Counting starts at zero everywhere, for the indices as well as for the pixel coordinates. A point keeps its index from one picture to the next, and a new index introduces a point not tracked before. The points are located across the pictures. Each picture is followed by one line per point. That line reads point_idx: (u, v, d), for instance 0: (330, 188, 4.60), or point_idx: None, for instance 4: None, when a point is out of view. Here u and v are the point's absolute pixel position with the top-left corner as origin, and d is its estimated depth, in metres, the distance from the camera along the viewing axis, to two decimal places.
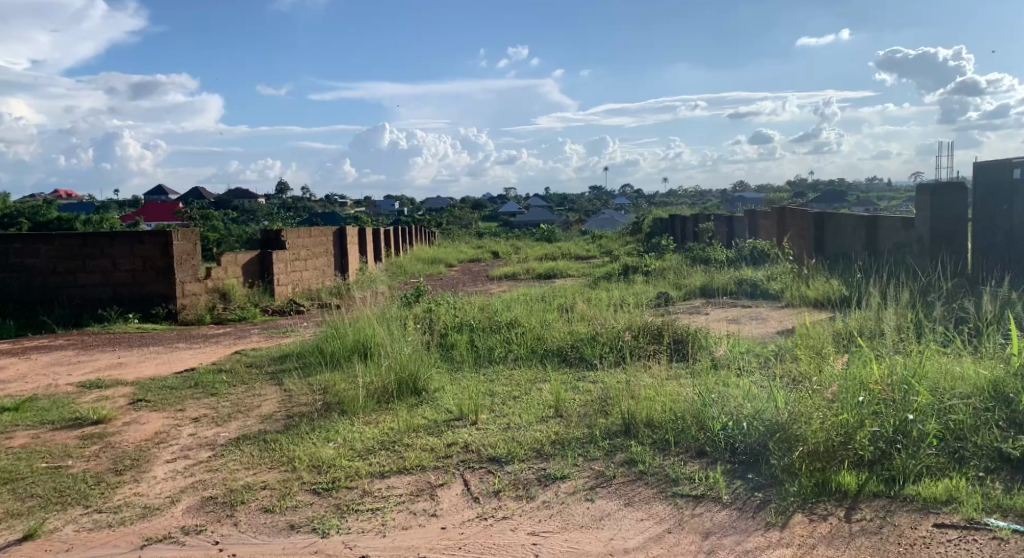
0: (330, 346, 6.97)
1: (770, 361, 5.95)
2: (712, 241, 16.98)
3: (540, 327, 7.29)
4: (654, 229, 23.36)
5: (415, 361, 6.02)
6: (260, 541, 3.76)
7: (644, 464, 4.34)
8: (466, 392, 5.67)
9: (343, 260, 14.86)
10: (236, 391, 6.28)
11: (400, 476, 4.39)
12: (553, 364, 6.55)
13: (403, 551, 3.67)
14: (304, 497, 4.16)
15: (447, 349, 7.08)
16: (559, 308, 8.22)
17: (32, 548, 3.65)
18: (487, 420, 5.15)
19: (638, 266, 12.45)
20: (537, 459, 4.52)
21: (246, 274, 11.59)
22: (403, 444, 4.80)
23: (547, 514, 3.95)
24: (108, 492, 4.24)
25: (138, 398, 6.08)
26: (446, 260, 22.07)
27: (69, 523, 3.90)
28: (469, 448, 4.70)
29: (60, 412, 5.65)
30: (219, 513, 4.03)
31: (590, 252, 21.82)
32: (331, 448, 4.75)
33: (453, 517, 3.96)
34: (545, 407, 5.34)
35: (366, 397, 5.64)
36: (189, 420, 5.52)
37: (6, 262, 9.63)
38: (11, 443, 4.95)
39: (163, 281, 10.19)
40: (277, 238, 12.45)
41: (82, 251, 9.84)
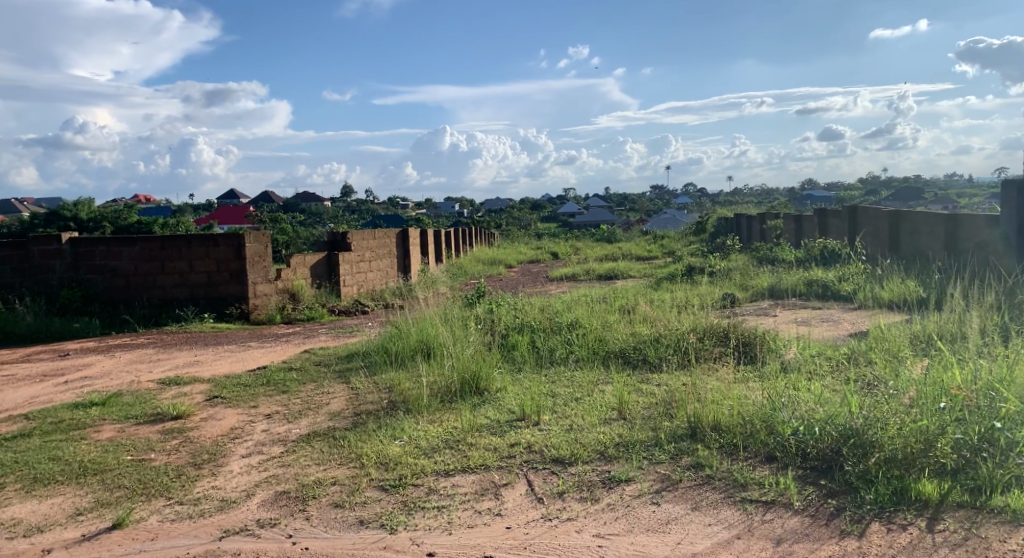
0: (395, 345, 7.08)
1: (842, 364, 5.78)
2: (779, 240, 16.62)
3: (602, 328, 7.26)
4: (718, 229, 22.99)
5: (478, 361, 6.07)
6: (331, 536, 3.85)
7: (712, 468, 4.27)
8: (528, 393, 5.69)
9: (406, 261, 15.09)
10: (305, 389, 6.45)
11: (464, 475, 4.44)
12: (616, 365, 6.53)
13: (470, 549, 3.72)
14: (372, 494, 4.25)
15: (510, 349, 7.13)
16: (622, 310, 8.17)
17: (120, 537, 3.82)
18: (550, 421, 5.16)
19: (702, 266, 12.25)
20: (600, 461, 4.51)
21: (314, 276, 11.88)
22: (467, 443, 4.84)
23: (612, 517, 3.93)
24: (188, 484, 4.41)
25: (214, 395, 6.30)
26: (507, 262, 22.16)
27: (153, 513, 4.07)
28: (532, 449, 4.71)
29: (143, 407, 5.90)
30: (292, 507, 4.14)
31: (652, 252, 21.60)
32: (397, 446, 4.84)
33: (518, 516, 3.98)
34: (608, 409, 5.31)
35: (430, 396, 5.72)
36: (262, 417, 5.69)
37: (92, 264, 10.09)
38: (98, 436, 5.20)
39: (237, 282, 10.54)
40: (343, 240, 12.73)
41: (161, 253, 10.25)
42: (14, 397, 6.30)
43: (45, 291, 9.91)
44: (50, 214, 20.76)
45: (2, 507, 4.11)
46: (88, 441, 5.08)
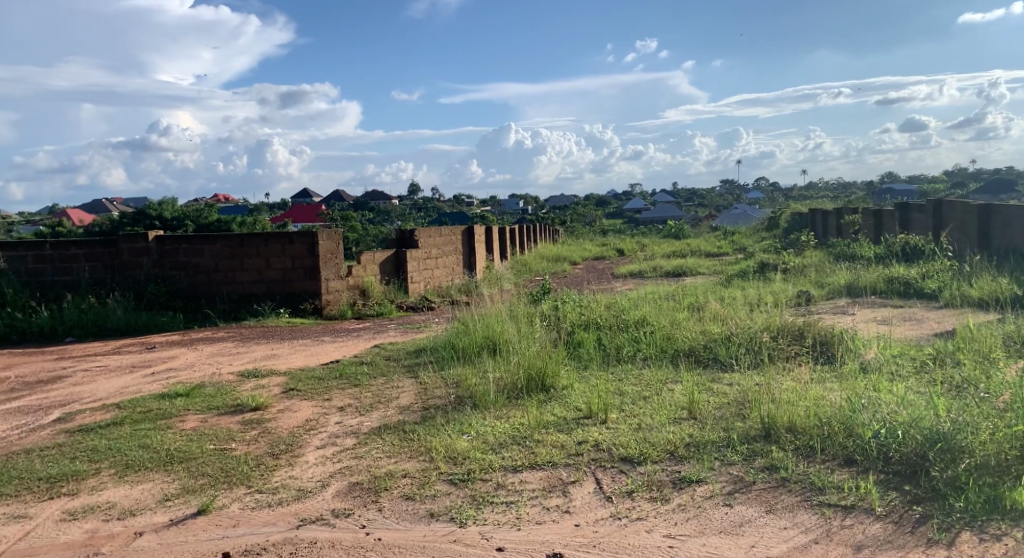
0: (462, 341, 7.15)
1: (926, 365, 5.55)
2: (858, 235, 16.06)
3: (671, 327, 7.16)
4: (792, 224, 22.35)
5: (545, 358, 6.06)
6: (402, 527, 3.92)
7: (787, 470, 4.16)
8: (595, 391, 5.65)
9: (472, 258, 15.22)
10: (376, 383, 6.57)
11: (532, 471, 4.45)
12: (685, 364, 6.42)
13: (539, 546, 3.72)
14: (442, 487, 4.30)
15: (576, 346, 7.10)
16: (691, 308, 8.04)
17: (205, 523, 3.98)
18: (617, 419, 5.12)
19: (775, 263, 11.94)
20: (670, 461, 4.45)
21: (383, 272, 12.10)
22: (535, 440, 4.85)
23: (684, 518, 3.87)
24: (267, 474, 4.55)
25: (290, 388, 6.49)
26: (573, 259, 22.08)
27: (235, 500, 4.22)
28: (600, 447, 4.68)
29: (224, 398, 6.12)
30: (365, 498, 4.23)
31: (722, 249, 21.16)
32: (465, 440, 4.88)
33: (587, 514, 3.97)
34: (677, 408, 5.23)
35: (497, 392, 5.76)
36: (335, 409, 5.83)
37: (176, 260, 10.51)
38: (183, 426, 5.42)
39: (310, 278, 10.83)
40: (411, 237, 12.93)
41: (240, 250, 10.60)
42: (107, 387, 6.62)
43: (134, 286, 10.36)
44: (136, 213, 21.68)
45: (98, 491, 4.32)
46: (174, 430, 5.30)
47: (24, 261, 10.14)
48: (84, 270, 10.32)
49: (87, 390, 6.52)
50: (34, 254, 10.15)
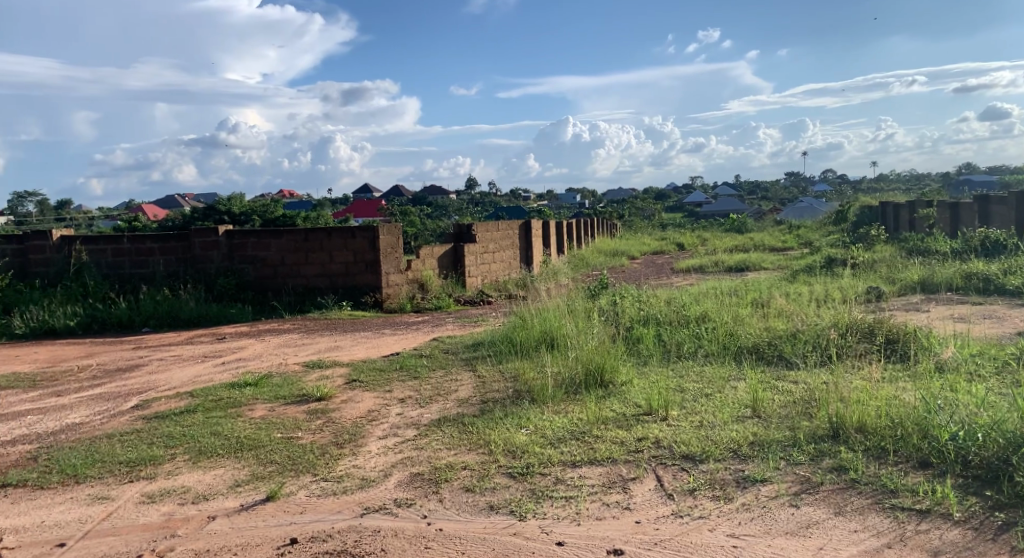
0: (520, 335, 7.16)
1: (1007, 366, 5.33)
2: (933, 229, 15.49)
3: (733, 323, 7.04)
4: (860, 217, 21.67)
5: (603, 353, 6.02)
6: (463, 519, 3.96)
7: (857, 472, 4.04)
8: (655, 387, 5.60)
9: (530, 253, 15.23)
10: (435, 376, 6.64)
11: (592, 467, 4.43)
12: (749, 361, 6.30)
13: (599, 541, 3.71)
14: (501, 480, 4.32)
15: (635, 342, 7.03)
16: (754, 304, 7.87)
17: (274, 509, 4.09)
18: (678, 416, 5.06)
19: (843, 258, 11.59)
20: (733, 460, 4.37)
21: (441, 267, 12.22)
22: (594, 435, 4.82)
23: (747, 518, 3.81)
24: (332, 462, 4.65)
25: (352, 379, 6.61)
26: (632, 254, 21.88)
27: (302, 488, 4.33)
28: (660, 444, 4.63)
29: (290, 388, 6.28)
30: (426, 489, 4.28)
31: (786, 244, 20.66)
32: (523, 435, 4.89)
33: (648, 511, 3.93)
34: (740, 406, 5.13)
35: (555, 387, 5.75)
36: (396, 401, 5.91)
37: (244, 254, 10.81)
38: (252, 414, 5.58)
39: (371, 272, 11.01)
40: (468, 232, 13.04)
41: (305, 244, 10.84)
42: (180, 376, 6.86)
43: (204, 279, 10.71)
44: (205, 209, 22.40)
45: (174, 475, 4.48)
46: (243, 418, 5.46)
47: (104, 254, 10.58)
48: (158, 263, 10.69)
49: (162, 378, 6.77)
50: (113, 248, 10.58)
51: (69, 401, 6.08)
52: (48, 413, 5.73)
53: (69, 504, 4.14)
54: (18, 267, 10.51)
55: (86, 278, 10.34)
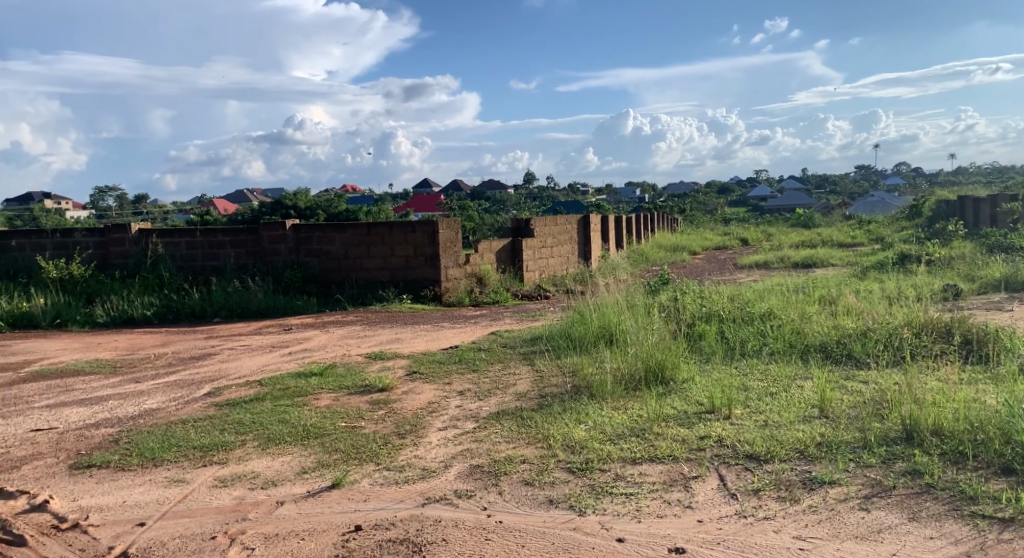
0: (579, 331, 7.13)
1: None
2: (1017, 225, 14.77)
3: (800, 321, 6.86)
4: (937, 211, 20.82)
5: (664, 349, 5.95)
6: (522, 512, 3.97)
7: (932, 477, 3.90)
8: (718, 385, 5.50)
9: (589, 247, 15.14)
10: (494, 369, 6.68)
11: (652, 464, 4.38)
12: (816, 360, 6.13)
13: (660, 539, 3.67)
14: (560, 475, 4.31)
15: (696, 339, 6.93)
16: (821, 301, 7.65)
17: (339, 496, 4.17)
18: (742, 415, 4.96)
19: (918, 254, 11.16)
20: (800, 461, 4.26)
21: (499, 261, 12.26)
22: (655, 433, 4.77)
23: (814, 520, 3.71)
24: (394, 452, 4.72)
25: (413, 371, 6.70)
26: (693, 249, 21.54)
27: (366, 476, 4.40)
28: (724, 443, 4.54)
29: (353, 378, 6.40)
30: (485, 481, 4.31)
31: (856, 239, 20.03)
32: (582, 430, 4.88)
33: (710, 511, 3.87)
34: (807, 406, 5.00)
35: (615, 382, 5.70)
36: (456, 393, 5.96)
37: (309, 248, 11.06)
38: (318, 403, 5.71)
39: (431, 266, 11.12)
40: (526, 227, 13.06)
41: (367, 238, 11.02)
42: (249, 365, 7.06)
43: (272, 271, 10.99)
44: (273, 203, 23.00)
45: (244, 461, 4.62)
46: (309, 407, 5.59)
47: (178, 247, 10.96)
48: (229, 255, 11.01)
49: (232, 367, 6.98)
50: (186, 241, 10.95)
51: (146, 387, 6.32)
52: (127, 398, 5.98)
53: (148, 486, 4.30)
54: (99, 258, 10.98)
55: (162, 270, 10.73)
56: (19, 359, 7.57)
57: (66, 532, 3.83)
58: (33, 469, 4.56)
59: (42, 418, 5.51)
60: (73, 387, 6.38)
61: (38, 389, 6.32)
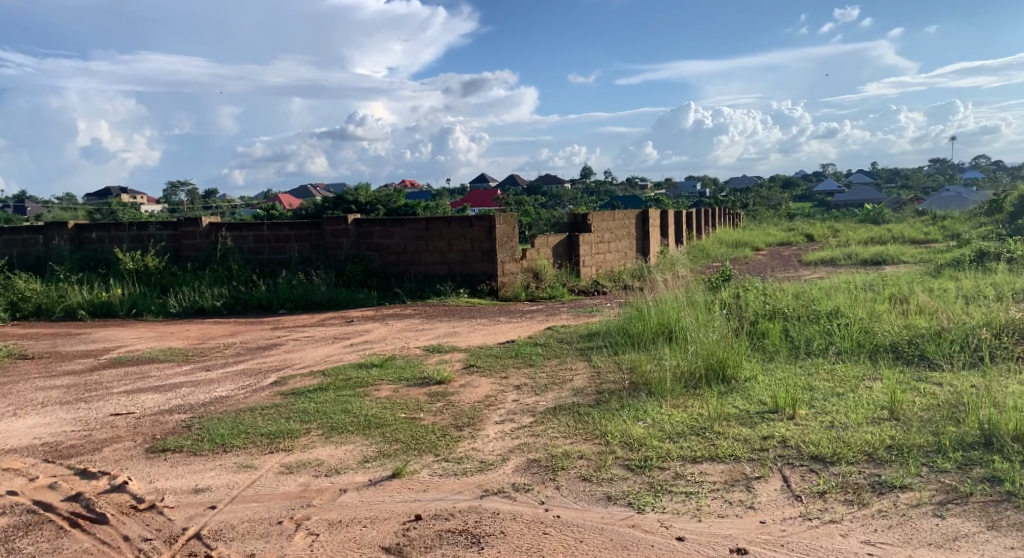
0: (637, 327, 7.06)
1: None
2: None
3: (868, 320, 6.65)
4: (1018, 207, 19.87)
5: (726, 347, 5.83)
6: (580, 507, 3.95)
7: (1013, 484, 3.74)
8: (782, 385, 5.37)
9: (647, 243, 14.98)
10: (550, 364, 6.68)
11: (713, 463, 4.31)
12: (885, 360, 5.93)
13: (722, 539, 3.61)
14: (618, 471, 4.28)
15: (759, 337, 6.78)
16: (892, 300, 7.39)
17: (399, 485, 4.22)
18: (807, 416, 4.84)
19: (997, 252, 10.67)
20: (868, 464, 4.13)
21: (556, 256, 12.24)
22: (716, 432, 4.68)
23: (884, 525, 3.60)
24: (452, 444, 4.77)
25: (470, 364, 6.74)
26: (755, 245, 21.08)
27: (425, 466, 4.45)
28: (787, 444, 4.43)
29: (412, 370, 6.48)
30: (543, 475, 4.31)
31: (930, 236, 19.28)
32: (640, 427, 4.83)
33: (774, 512, 3.79)
34: (876, 408, 4.84)
35: (674, 379, 5.62)
36: (512, 387, 5.98)
37: (370, 242, 11.23)
38: (378, 394, 5.80)
39: (488, 261, 11.16)
40: (583, 222, 13.00)
41: (426, 233, 11.13)
42: (313, 355, 7.22)
43: (334, 265, 11.20)
44: (334, 198, 23.40)
45: (309, 449, 4.73)
46: (370, 397, 5.69)
47: (245, 240, 11.26)
48: (293, 249, 11.27)
49: (297, 357, 7.15)
50: (253, 234, 11.24)
51: (216, 375, 6.52)
52: (198, 386, 6.18)
53: (219, 470, 4.44)
54: (171, 251, 11.37)
55: (230, 262, 11.05)
56: (98, 346, 7.90)
57: (144, 512, 3.99)
58: (112, 452, 4.76)
59: (120, 403, 5.74)
60: (147, 374, 6.62)
61: (115, 375, 6.59)
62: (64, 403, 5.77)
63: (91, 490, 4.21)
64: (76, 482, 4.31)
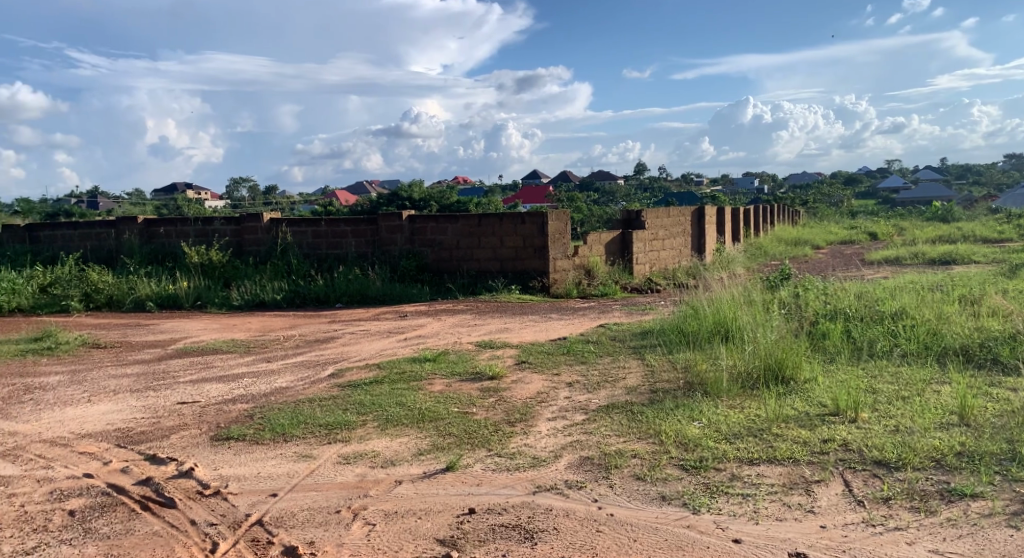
0: (692, 326, 6.96)
1: None
2: None
3: (937, 322, 6.42)
4: None
5: (785, 347, 5.70)
6: (634, 507, 3.92)
7: None
8: (844, 387, 5.22)
9: (702, 240, 14.74)
10: (603, 362, 6.64)
11: (771, 466, 4.22)
12: (954, 364, 5.71)
13: (780, 543, 3.54)
14: (673, 471, 4.23)
15: (819, 337, 6.61)
16: (961, 301, 7.13)
17: (453, 479, 4.25)
18: (870, 419, 4.69)
19: None
20: (936, 470, 3.99)
21: (608, 253, 12.16)
22: (774, 434, 4.58)
23: (954, 534, 3.48)
24: (505, 439, 4.78)
25: (522, 360, 6.76)
26: (816, 244, 20.57)
27: (478, 461, 4.48)
28: (849, 448, 4.31)
29: (465, 365, 6.53)
30: (596, 473, 4.28)
31: (1004, 235, 18.52)
32: (696, 428, 4.75)
33: (835, 517, 3.70)
34: (945, 413, 4.67)
35: (731, 380, 5.52)
36: (564, 384, 5.97)
37: (424, 238, 11.33)
38: (431, 387, 5.86)
39: (541, 257, 11.15)
40: (637, 219, 12.88)
41: (478, 229, 11.18)
42: (369, 349, 7.33)
43: (389, 260, 11.35)
44: (389, 195, 23.68)
45: (365, 440, 4.80)
46: (424, 391, 5.75)
47: (304, 235, 11.50)
48: (349, 244, 11.46)
49: (354, 350, 7.26)
50: (312, 230, 11.47)
51: (276, 367, 6.68)
52: (260, 377, 6.33)
53: (279, 459, 4.55)
54: (234, 245, 11.67)
55: (290, 257, 11.30)
56: (165, 337, 8.17)
57: (209, 498, 4.11)
58: (179, 438, 4.91)
59: (186, 392, 5.93)
60: (212, 364, 6.82)
61: (182, 365, 6.81)
62: (134, 391, 5.98)
63: (161, 474, 4.36)
64: (147, 467, 4.47)
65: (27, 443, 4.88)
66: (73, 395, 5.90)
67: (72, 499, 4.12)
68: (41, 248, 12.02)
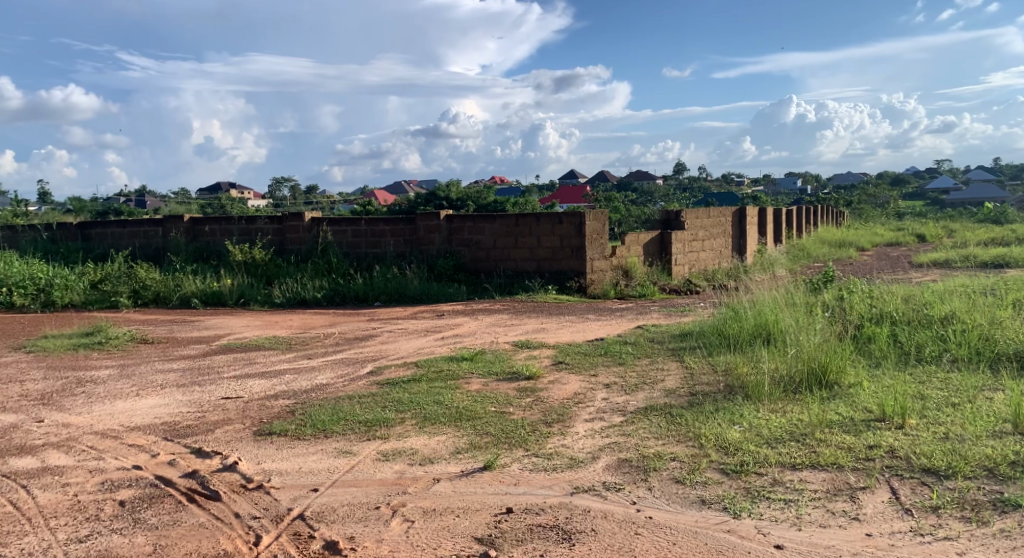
0: (732, 328, 6.86)
1: None
2: None
3: (988, 325, 6.22)
4: None
5: (829, 350, 5.58)
6: (673, 510, 3.87)
7: None
8: (891, 392, 5.09)
9: (743, 241, 14.52)
10: (641, 363, 6.59)
11: (814, 471, 4.13)
12: (1006, 371, 5.54)
13: (824, 550, 3.47)
14: (712, 475, 4.17)
15: (864, 340, 6.46)
16: (1015, 306, 6.90)
17: (490, 478, 4.25)
18: (918, 426, 4.56)
19: None
20: (988, 480, 3.87)
21: (646, 254, 12.06)
22: (817, 439, 4.49)
23: (1007, 545, 3.37)
24: (542, 440, 4.76)
25: (560, 360, 6.74)
26: (861, 245, 20.13)
27: (515, 460, 4.47)
28: (896, 454, 4.20)
29: (503, 364, 6.53)
30: (635, 476, 4.24)
31: None
32: (737, 431, 4.68)
33: (881, 524, 3.61)
34: (998, 421, 4.52)
35: (773, 383, 5.43)
36: (602, 385, 5.93)
37: (461, 237, 11.37)
38: (469, 386, 5.87)
39: (578, 257, 11.10)
40: (675, 220, 12.75)
41: (515, 229, 11.17)
42: (407, 347, 7.37)
43: (427, 259, 11.41)
44: (428, 194, 23.81)
45: (403, 438, 4.82)
46: (462, 390, 5.76)
47: (344, 234, 11.63)
48: (388, 243, 11.55)
49: (392, 349, 7.31)
50: (352, 229, 11.59)
51: (317, 363, 6.76)
52: (301, 373, 6.42)
53: (320, 454, 4.60)
54: (277, 243, 11.85)
55: (330, 256, 11.43)
56: (210, 333, 8.32)
57: (252, 491, 4.17)
58: (223, 433, 5.00)
59: (230, 387, 6.03)
60: (255, 360, 6.93)
61: (226, 360, 6.94)
62: (180, 385, 6.11)
63: (206, 467, 4.44)
64: (193, 460, 4.56)
65: (79, 435, 5.01)
66: (122, 388, 6.04)
67: (122, 489, 4.22)
68: (92, 245, 12.34)
